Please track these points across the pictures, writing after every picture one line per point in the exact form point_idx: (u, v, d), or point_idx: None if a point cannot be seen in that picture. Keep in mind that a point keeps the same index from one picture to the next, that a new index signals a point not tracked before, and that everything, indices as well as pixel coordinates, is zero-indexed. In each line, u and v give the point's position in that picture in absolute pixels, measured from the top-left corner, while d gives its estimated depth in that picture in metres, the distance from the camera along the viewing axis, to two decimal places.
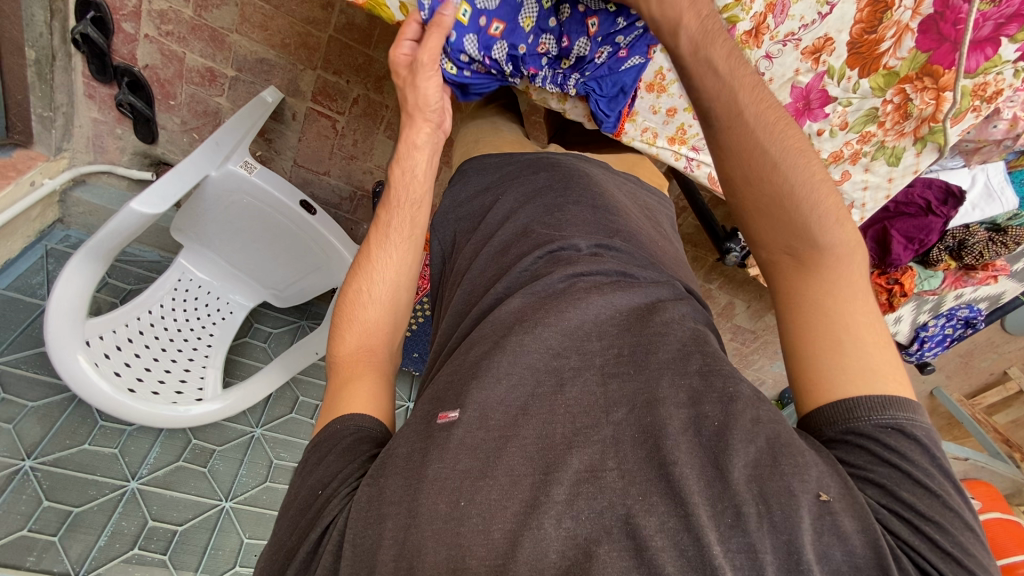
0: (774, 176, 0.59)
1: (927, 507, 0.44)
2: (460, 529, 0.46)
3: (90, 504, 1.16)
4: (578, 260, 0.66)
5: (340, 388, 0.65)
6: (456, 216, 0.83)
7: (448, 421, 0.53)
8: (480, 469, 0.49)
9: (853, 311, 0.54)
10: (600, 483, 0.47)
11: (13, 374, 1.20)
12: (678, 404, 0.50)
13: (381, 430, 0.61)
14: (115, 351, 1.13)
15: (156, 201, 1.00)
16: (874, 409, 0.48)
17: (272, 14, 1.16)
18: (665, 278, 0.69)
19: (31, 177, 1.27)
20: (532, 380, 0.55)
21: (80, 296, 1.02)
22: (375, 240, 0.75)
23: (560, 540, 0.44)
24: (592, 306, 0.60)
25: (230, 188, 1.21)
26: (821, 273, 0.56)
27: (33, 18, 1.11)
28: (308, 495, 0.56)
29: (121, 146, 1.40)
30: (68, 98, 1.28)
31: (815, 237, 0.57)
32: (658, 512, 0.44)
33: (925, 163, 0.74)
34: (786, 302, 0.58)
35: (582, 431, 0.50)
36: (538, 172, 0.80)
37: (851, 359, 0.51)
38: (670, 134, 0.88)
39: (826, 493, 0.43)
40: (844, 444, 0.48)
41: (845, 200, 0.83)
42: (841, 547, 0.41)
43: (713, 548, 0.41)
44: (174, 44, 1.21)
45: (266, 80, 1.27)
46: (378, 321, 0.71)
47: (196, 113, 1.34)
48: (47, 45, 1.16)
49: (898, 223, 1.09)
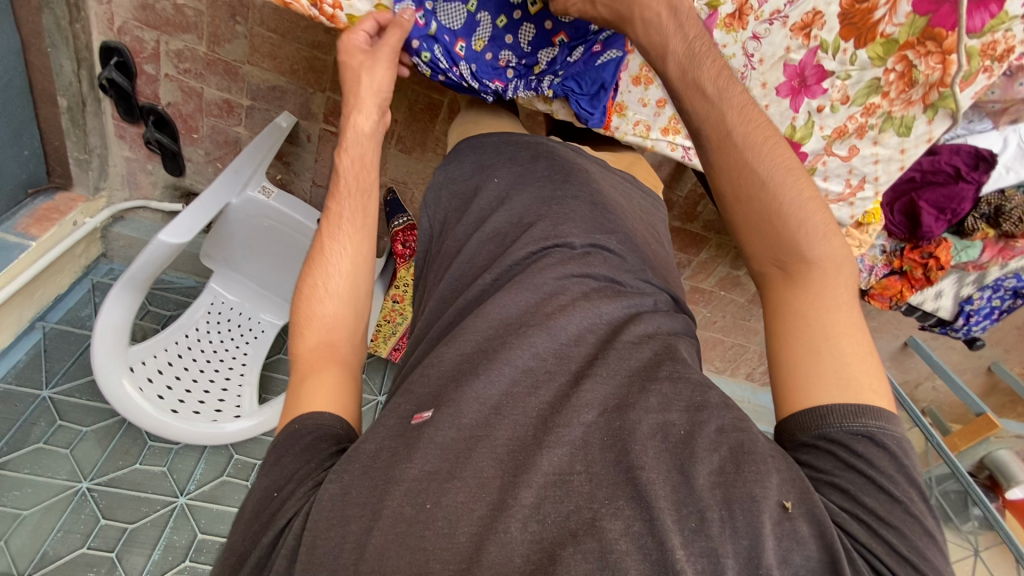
0: (759, 195, 0.60)
1: (887, 512, 0.46)
2: (425, 532, 0.46)
3: (143, 520, 1.24)
4: (568, 261, 0.66)
5: (302, 384, 0.65)
6: (450, 191, 0.82)
7: (420, 421, 0.55)
8: (449, 470, 0.50)
9: (829, 327, 0.55)
10: (568, 487, 0.47)
11: (70, 403, 1.29)
12: (649, 411, 0.51)
13: (343, 430, 0.61)
14: (157, 374, 1.21)
15: (184, 231, 1.05)
16: (847, 417, 0.50)
17: (279, 43, 1.20)
18: (652, 284, 0.69)
19: (73, 219, 1.38)
20: (510, 379, 0.56)
21: (122, 325, 1.10)
22: (327, 228, 0.76)
23: (526, 543, 0.45)
24: (580, 318, 0.60)
25: (255, 213, 1.26)
26: (805, 283, 0.58)
27: (62, 68, 1.20)
28: (263, 496, 0.56)
29: (152, 181, 1.47)
30: (101, 139, 1.36)
31: (802, 250, 0.59)
32: (624, 516, 0.44)
33: (938, 131, 0.71)
34: (782, 317, 0.58)
35: (552, 430, 0.51)
36: (538, 158, 0.80)
37: (825, 369, 0.53)
38: (664, 126, 0.87)
39: (790, 502, 0.45)
40: (813, 448, 0.50)
41: (856, 176, 0.79)
42: (800, 553, 0.42)
43: (676, 552, 0.42)
44: (191, 80, 1.27)
45: (279, 107, 1.31)
46: (335, 314, 0.71)
47: (217, 143, 1.40)
48: (77, 92, 1.25)
49: (926, 193, 1.04)
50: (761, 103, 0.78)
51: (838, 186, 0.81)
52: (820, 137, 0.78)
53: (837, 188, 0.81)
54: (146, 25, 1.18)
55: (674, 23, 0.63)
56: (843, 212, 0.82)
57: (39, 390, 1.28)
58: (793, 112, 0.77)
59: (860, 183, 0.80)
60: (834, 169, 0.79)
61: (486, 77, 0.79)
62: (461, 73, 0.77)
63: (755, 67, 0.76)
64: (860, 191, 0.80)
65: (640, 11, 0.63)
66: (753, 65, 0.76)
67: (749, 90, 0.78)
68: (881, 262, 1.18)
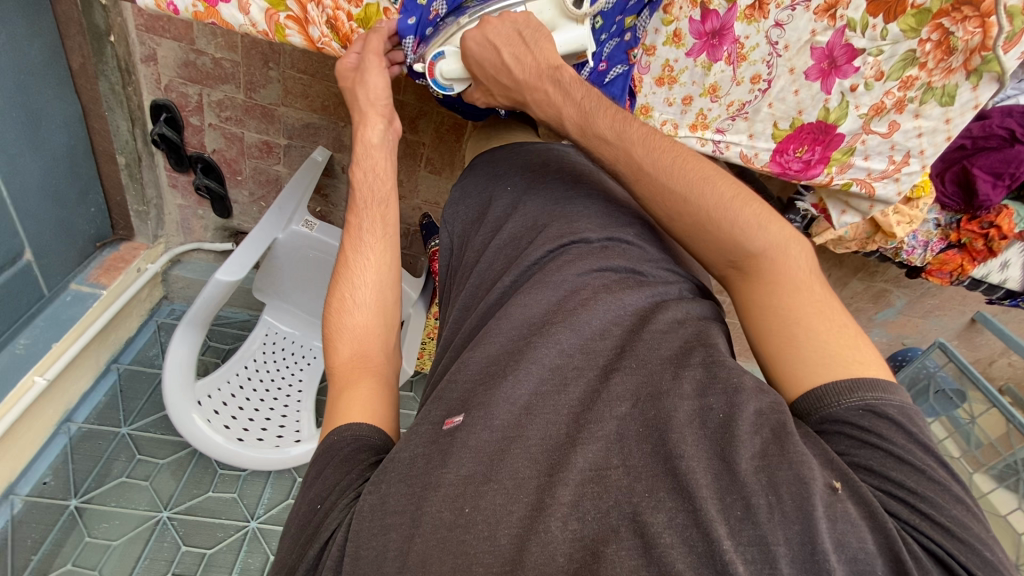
0: (683, 207, 0.68)
1: (917, 484, 0.48)
2: (465, 536, 0.49)
3: (220, 545, 1.30)
4: (587, 256, 0.69)
5: (339, 396, 0.67)
6: (466, 204, 0.85)
7: (451, 426, 0.58)
8: (485, 474, 0.53)
9: (790, 308, 0.61)
10: (605, 482, 0.50)
11: (146, 437, 1.38)
12: (686, 398, 0.53)
13: (380, 440, 0.63)
14: (223, 406, 1.28)
15: (237, 268, 1.12)
16: (842, 393, 0.53)
17: (310, 82, 1.27)
18: (673, 274, 0.72)
19: (137, 265, 1.49)
20: (538, 378, 0.59)
21: (187, 363, 1.18)
22: (350, 244, 0.79)
23: (568, 542, 0.47)
24: (604, 308, 0.64)
25: (307, 244, 1.31)
26: (760, 275, 0.64)
27: (119, 129, 1.31)
28: (308, 511, 0.58)
29: (204, 224, 1.57)
30: (156, 190, 1.46)
31: (745, 245, 0.65)
32: (666, 509, 0.46)
33: (984, 97, 0.65)
34: (751, 314, 0.64)
35: (585, 426, 0.54)
36: (549, 163, 0.83)
37: (806, 353, 0.58)
38: (692, 122, 0.90)
39: (836, 482, 0.47)
40: (826, 432, 0.53)
41: (900, 152, 0.73)
42: (856, 534, 0.43)
43: (723, 543, 0.43)
44: (233, 127, 1.35)
45: (314, 142, 1.38)
46: (367, 325, 0.74)
47: (260, 183, 1.48)
48: (133, 149, 1.36)
49: (980, 159, 0.98)
50: (790, 90, 0.79)
51: (880, 164, 0.75)
52: (856, 116, 0.75)
53: (879, 166, 0.75)
54: (189, 80, 1.26)
55: (561, 94, 0.73)
56: (891, 189, 0.75)
57: (117, 428, 1.37)
58: (825, 95, 0.76)
59: (904, 159, 0.73)
60: (874, 148, 0.75)
61: None
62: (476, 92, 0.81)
63: (781, 55, 0.79)
64: (906, 166, 0.73)
65: (530, 95, 0.74)
66: (778, 52, 0.79)
67: (777, 78, 0.80)
68: (937, 237, 1.13)
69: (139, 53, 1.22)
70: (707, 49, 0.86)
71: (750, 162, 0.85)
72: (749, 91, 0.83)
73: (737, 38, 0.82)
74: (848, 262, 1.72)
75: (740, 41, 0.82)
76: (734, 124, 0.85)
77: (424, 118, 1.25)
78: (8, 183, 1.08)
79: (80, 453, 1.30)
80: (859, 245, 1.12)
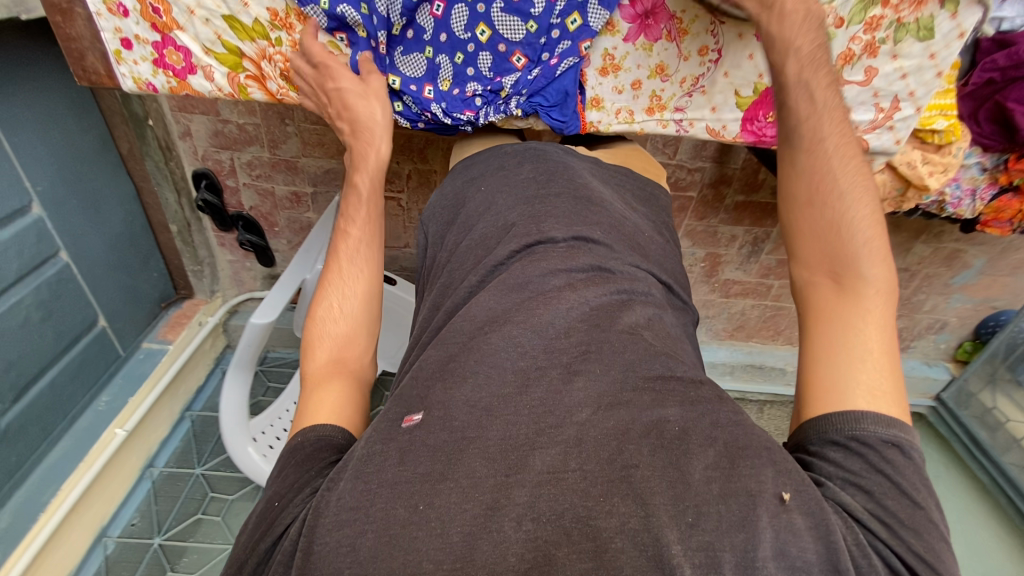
0: (833, 201, 0.68)
1: (908, 516, 0.50)
2: (416, 534, 0.51)
3: None
4: (551, 256, 0.72)
5: (312, 396, 0.71)
6: (440, 207, 0.89)
7: (410, 424, 0.61)
8: (441, 472, 0.56)
9: (868, 337, 0.60)
10: (561, 485, 0.53)
11: (217, 475, 1.50)
12: (644, 409, 0.59)
13: (344, 438, 0.66)
14: (276, 440, 1.38)
15: (270, 311, 1.21)
16: (880, 423, 0.54)
17: (324, 131, 1.36)
18: (639, 268, 0.74)
19: (198, 319, 1.62)
20: (499, 381, 0.63)
21: (242, 403, 1.28)
22: (345, 251, 0.85)
23: (520, 542, 0.50)
24: (561, 309, 0.68)
25: None
26: (848, 295, 0.63)
27: (167, 201, 1.47)
28: (266, 506, 0.61)
29: (253, 275, 1.69)
30: (207, 250, 1.61)
31: (857, 269, 0.64)
32: (619, 513, 0.50)
33: (967, 22, 0.67)
34: (817, 321, 0.64)
35: (545, 431, 0.58)
36: (524, 162, 0.84)
37: (863, 376, 0.58)
38: (646, 105, 0.85)
39: (786, 494, 0.51)
40: (844, 448, 0.54)
41: (885, 98, 0.76)
42: (797, 544, 0.47)
43: (672, 548, 0.47)
44: (264, 183, 1.47)
45: (337, 186, 1.47)
46: (348, 332, 0.78)
47: (296, 231, 1.59)
48: (182, 217, 1.51)
49: (1011, 92, 0.88)
50: (746, 54, 0.78)
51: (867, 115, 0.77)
52: None
53: (867, 117, 0.78)
54: (220, 147, 1.40)
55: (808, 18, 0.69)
56: (886, 139, 0.79)
57: (193, 469, 1.49)
58: None
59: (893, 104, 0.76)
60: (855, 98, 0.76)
61: (457, 111, 0.83)
62: (433, 114, 0.83)
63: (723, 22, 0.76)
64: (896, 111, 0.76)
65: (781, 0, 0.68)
66: (720, 18, 0.75)
67: (725, 45, 0.77)
68: (985, 183, 1.01)
69: (175, 131, 1.36)
70: (643, 33, 0.78)
71: (721, 134, 0.85)
72: (700, 64, 0.80)
73: (672, 14, 0.76)
74: (906, 226, 1.60)
75: (676, 16, 0.76)
76: (693, 99, 0.83)
77: (431, 147, 1.31)
78: (77, 261, 1.26)
79: (163, 494, 1.44)
80: (893, 205, 1.02)
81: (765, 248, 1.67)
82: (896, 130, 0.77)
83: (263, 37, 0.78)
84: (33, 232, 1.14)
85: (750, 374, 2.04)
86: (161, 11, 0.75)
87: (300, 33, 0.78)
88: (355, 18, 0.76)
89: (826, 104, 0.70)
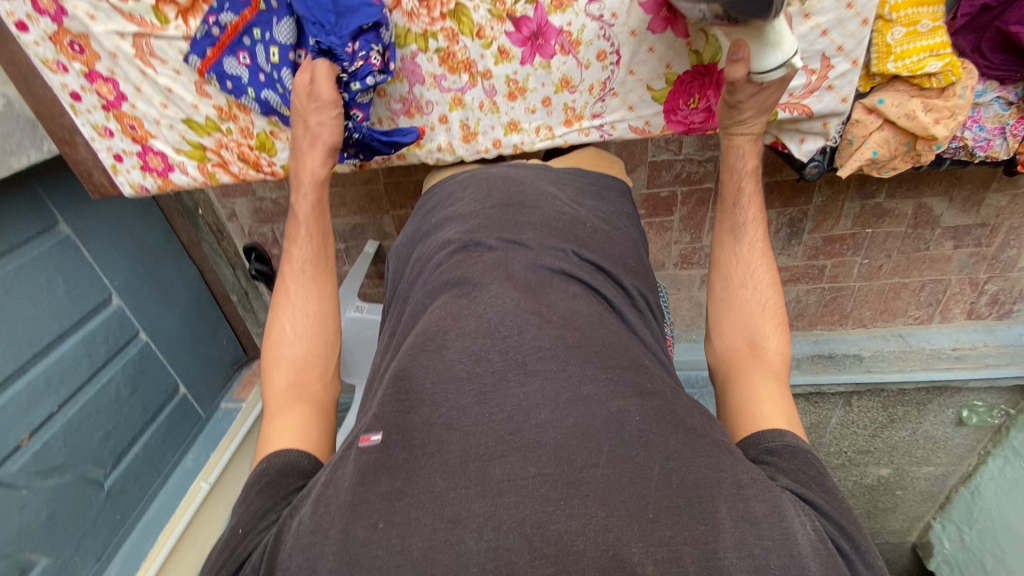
0: (751, 288, 0.84)
1: (835, 495, 0.60)
2: (377, 551, 0.51)
3: None
4: (484, 257, 0.79)
5: (275, 421, 0.75)
6: (400, 247, 1.01)
7: (369, 444, 0.61)
8: (400, 490, 0.56)
9: (777, 389, 0.74)
10: (519, 491, 0.53)
11: None
12: (606, 401, 0.61)
13: (310, 462, 0.70)
14: None
15: None
16: (797, 436, 0.67)
17: (343, 191, 1.49)
18: (565, 248, 0.81)
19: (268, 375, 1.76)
20: (457, 392, 0.64)
21: None
22: (290, 274, 0.88)
23: (482, 552, 0.50)
24: (500, 296, 0.72)
25: (363, 325, 1.48)
26: (758, 360, 0.78)
27: (225, 275, 1.64)
28: (229, 534, 0.62)
29: None
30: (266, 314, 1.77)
31: (764, 341, 0.80)
32: (579, 516, 0.52)
33: None
34: (738, 374, 0.78)
35: (505, 438, 0.58)
36: (468, 186, 0.93)
37: (781, 406, 0.72)
38: (564, 118, 0.92)
39: (745, 482, 0.56)
40: (783, 453, 0.64)
41: (816, 59, 0.83)
42: (754, 532, 0.51)
43: (632, 548, 0.50)
44: None
45: (363, 236, 1.59)
46: (306, 356, 0.83)
47: None
48: (240, 286, 1.69)
49: (1014, 14, 0.79)
50: (644, 47, 0.83)
51: (801, 81, 0.85)
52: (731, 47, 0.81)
53: (801, 83, 0.85)
54: (261, 222, 1.53)
55: None
56: (827, 99, 0.86)
57: None
58: (682, 38, 0.81)
59: (826, 62, 0.83)
60: None
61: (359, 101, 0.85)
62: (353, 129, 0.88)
63: (613, 25, 0.81)
64: (831, 67, 0.83)
65: None
66: (607, 22, 0.80)
67: (621, 44, 0.82)
68: (1015, 118, 0.89)
69: (223, 214, 1.54)
70: (537, 52, 0.84)
71: (647, 130, 0.91)
72: (602, 69, 0.85)
73: (560, 30, 0.82)
74: (970, 177, 1.42)
75: (565, 30, 0.82)
76: (607, 103, 0.89)
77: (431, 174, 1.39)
78: (154, 338, 1.47)
79: None
80: (908, 161, 0.91)
81: (805, 228, 1.54)
82: (837, 89, 0.85)
83: (216, 130, 0.90)
84: (115, 319, 1.36)
85: (823, 366, 1.79)
86: (136, 126, 0.90)
87: (244, 121, 0.89)
88: (276, 100, 0.84)
89: (753, 199, 0.87)
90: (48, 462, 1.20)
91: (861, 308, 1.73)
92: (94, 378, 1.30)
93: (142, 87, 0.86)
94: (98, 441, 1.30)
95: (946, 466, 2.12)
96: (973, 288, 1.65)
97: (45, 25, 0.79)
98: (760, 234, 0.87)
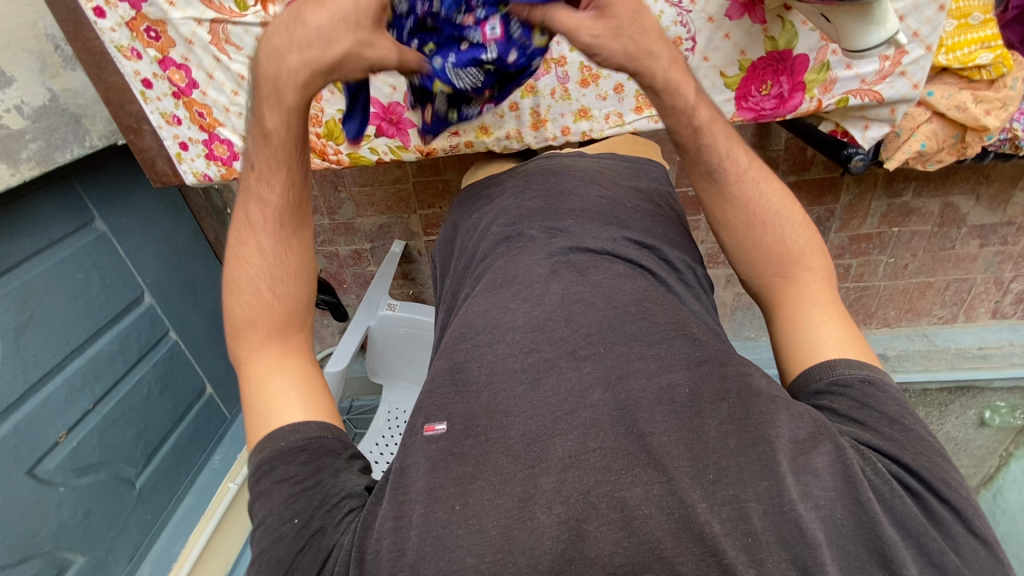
0: (766, 220, 0.76)
1: None
2: (458, 531, 0.51)
3: None
4: (533, 243, 0.79)
5: (271, 389, 0.66)
6: (449, 244, 1.00)
7: (434, 432, 0.61)
8: (471, 473, 0.56)
9: (826, 326, 0.67)
10: (583, 465, 0.53)
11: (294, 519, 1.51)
12: (654, 380, 0.60)
13: (334, 438, 0.63)
14: None
15: (339, 360, 1.31)
16: (852, 365, 0.62)
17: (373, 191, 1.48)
18: (616, 234, 0.80)
19: None
20: (514, 382, 0.63)
21: None
22: (250, 217, 0.71)
23: (553, 526, 0.50)
24: (560, 286, 0.72)
25: (395, 323, 1.47)
26: (795, 288, 0.72)
27: None
28: (281, 525, 0.55)
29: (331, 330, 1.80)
30: None
31: (799, 264, 0.73)
32: (642, 483, 0.51)
33: None
34: (781, 308, 0.72)
35: (562, 418, 0.58)
36: (506, 184, 0.95)
37: (825, 334, 0.67)
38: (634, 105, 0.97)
39: (801, 434, 0.54)
40: (830, 392, 0.61)
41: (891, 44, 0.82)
42: (818, 485, 0.50)
43: (696, 507, 0.49)
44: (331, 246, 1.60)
45: (390, 236, 1.58)
46: (289, 312, 0.70)
47: (362, 284, 1.71)
48: None
49: None
50: (721, 34, 0.86)
51: (871, 67, 0.84)
52: (807, 33, 0.84)
53: (870, 70, 0.84)
54: None
55: None
56: (899, 85, 0.84)
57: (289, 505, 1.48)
58: (759, 24, 0.84)
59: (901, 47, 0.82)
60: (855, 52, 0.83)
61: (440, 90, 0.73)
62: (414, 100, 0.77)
63: (690, 12, 0.85)
64: (904, 54, 0.82)
65: None
66: (685, 8, 0.84)
67: (698, 31, 0.86)
68: None
69: None
70: None
71: None
72: None
73: None
74: (998, 176, 1.43)
75: None
76: None
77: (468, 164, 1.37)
78: (183, 337, 1.46)
79: None
80: (954, 153, 0.93)
81: (833, 226, 1.54)
82: (910, 74, 0.83)
83: None
84: (148, 318, 1.35)
85: None
86: (205, 113, 0.90)
87: None
88: None
89: (725, 139, 0.77)
90: (82, 461, 1.19)
91: (885, 308, 1.73)
92: (126, 376, 1.30)
93: (215, 74, 0.86)
94: (130, 439, 1.29)
95: (967, 469, 2.13)
96: (997, 288, 1.66)
97: (123, 11, 0.80)
98: (743, 162, 0.78)
